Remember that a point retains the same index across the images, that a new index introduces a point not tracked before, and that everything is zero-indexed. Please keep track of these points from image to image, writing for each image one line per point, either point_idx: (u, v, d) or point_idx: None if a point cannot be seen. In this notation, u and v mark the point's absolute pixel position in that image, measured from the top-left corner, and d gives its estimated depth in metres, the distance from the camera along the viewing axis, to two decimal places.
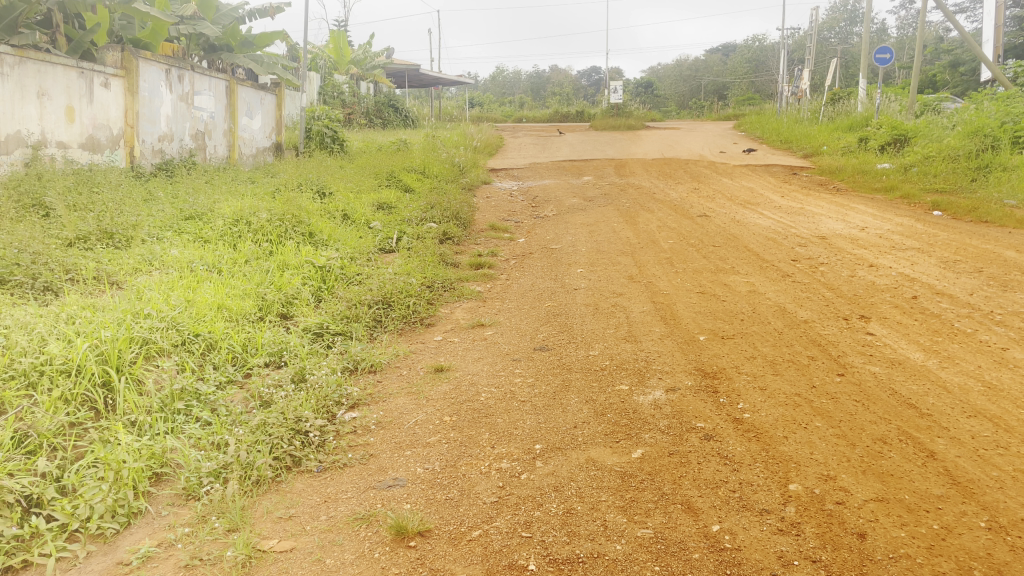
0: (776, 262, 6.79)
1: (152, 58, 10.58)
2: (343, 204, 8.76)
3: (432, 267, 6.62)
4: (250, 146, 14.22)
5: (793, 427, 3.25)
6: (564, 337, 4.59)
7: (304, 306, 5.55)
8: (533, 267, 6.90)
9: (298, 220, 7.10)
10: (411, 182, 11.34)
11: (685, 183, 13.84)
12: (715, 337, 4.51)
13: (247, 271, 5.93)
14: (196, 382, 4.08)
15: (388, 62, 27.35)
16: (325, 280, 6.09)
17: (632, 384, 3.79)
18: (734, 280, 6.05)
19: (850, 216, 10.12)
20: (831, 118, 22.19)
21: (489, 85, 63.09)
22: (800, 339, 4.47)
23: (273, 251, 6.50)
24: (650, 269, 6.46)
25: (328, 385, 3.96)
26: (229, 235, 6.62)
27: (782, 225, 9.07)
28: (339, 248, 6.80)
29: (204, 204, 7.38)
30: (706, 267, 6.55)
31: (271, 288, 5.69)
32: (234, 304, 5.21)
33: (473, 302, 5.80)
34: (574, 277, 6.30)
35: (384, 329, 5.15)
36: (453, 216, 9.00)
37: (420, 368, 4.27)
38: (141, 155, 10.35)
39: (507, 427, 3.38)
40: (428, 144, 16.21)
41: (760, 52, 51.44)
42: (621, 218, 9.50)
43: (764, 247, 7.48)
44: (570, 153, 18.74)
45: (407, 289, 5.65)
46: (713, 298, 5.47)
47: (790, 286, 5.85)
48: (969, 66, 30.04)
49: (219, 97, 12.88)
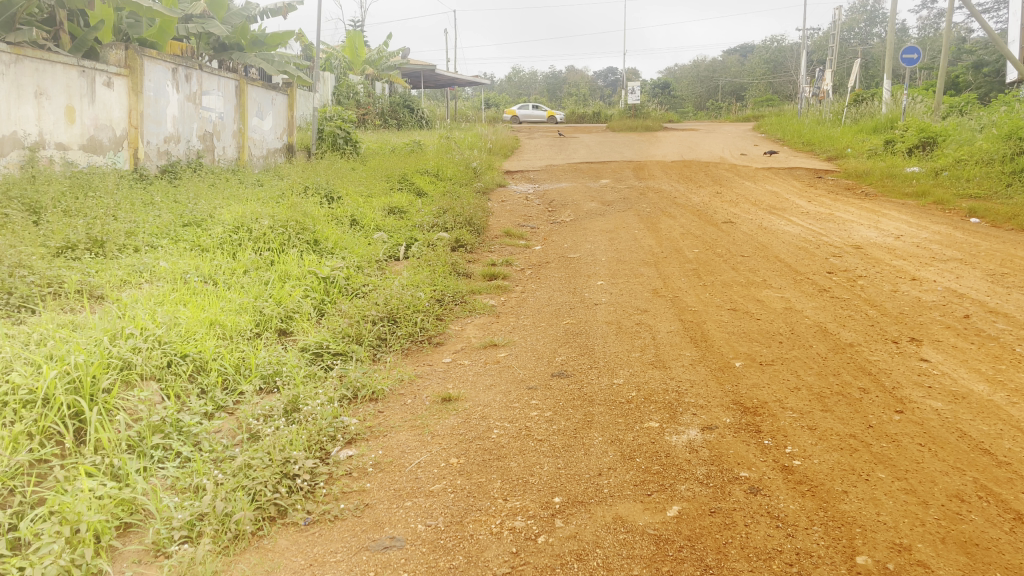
0: (811, 274, 6.34)
1: (158, 57, 10.26)
2: (352, 210, 8.39)
3: (442, 278, 6.22)
4: (261, 148, 13.90)
5: (851, 479, 2.82)
6: (584, 361, 4.17)
7: (304, 321, 5.19)
8: (550, 278, 6.49)
9: (303, 227, 6.72)
10: (423, 186, 10.96)
11: (707, 187, 13.38)
12: (752, 363, 4.08)
13: (244, 284, 5.56)
14: (178, 413, 3.70)
15: (403, 62, 27.02)
16: (328, 293, 5.73)
17: (663, 420, 3.36)
18: (768, 295, 5.61)
19: (883, 223, 9.62)
20: (854, 120, 21.64)
21: (505, 87, 62.81)
22: (847, 366, 4.03)
23: (274, 261, 6.13)
24: (676, 282, 6.03)
25: (323, 418, 3.57)
26: (229, 244, 6.25)
27: (812, 233, 8.61)
28: (345, 258, 6.42)
29: (204, 209, 7.03)
30: (736, 279, 6.11)
31: (269, 302, 5.31)
32: (228, 320, 4.85)
33: (486, 318, 5.40)
34: (595, 290, 5.88)
35: (389, 348, 4.76)
36: (466, 221, 8.61)
37: (426, 396, 3.86)
38: (145, 157, 10.02)
39: (521, 472, 2.97)
40: (442, 145, 15.85)
41: (779, 52, 50.86)
42: (642, 225, 9.07)
43: (797, 258, 7.03)
44: (588, 155, 18.30)
45: (415, 303, 5.26)
46: (746, 316, 5.03)
47: (829, 303, 5.40)
48: (994, 67, 29.32)
49: (229, 98, 12.55)
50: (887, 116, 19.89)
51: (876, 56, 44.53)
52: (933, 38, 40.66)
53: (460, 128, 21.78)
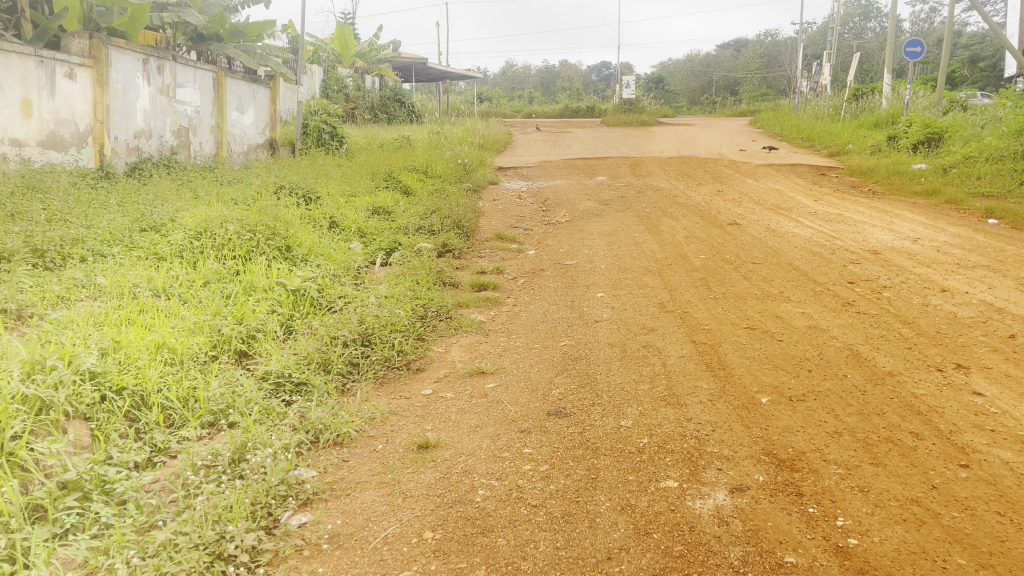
0: (831, 285, 5.77)
1: (126, 47, 9.60)
2: (332, 212, 7.77)
3: (425, 289, 5.63)
4: (241, 143, 13.25)
5: (925, 567, 2.25)
6: (586, 396, 3.59)
7: (268, 342, 4.60)
8: (545, 289, 5.90)
9: (274, 232, 6.12)
10: (411, 184, 10.35)
11: (707, 185, 12.81)
12: (780, 398, 3.51)
13: (202, 299, 4.96)
14: (101, 467, 3.12)
15: (394, 55, 26.31)
16: (298, 307, 5.15)
17: (682, 478, 2.78)
18: (787, 310, 5.03)
19: (897, 225, 9.06)
20: (854, 115, 21.15)
21: (498, 80, 62.07)
22: (890, 404, 3.46)
23: (239, 271, 5.52)
24: (684, 294, 5.45)
25: (272, 475, 2.97)
26: (190, 252, 5.63)
27: (824, 236, 8.04)
28: (319, 267, 5.83)
29: (166, 211, 6.40)
30: (750, 291, 5.54)
31: (228, 320, 4.72)
32: (179, 343, 4.27)
33: (473, 337, 4.81)
34: (595, 304, 5.29)
35: (362, 373, 4.16)
36: (454, 224, 8.03)
37: (400, 442, 3.27)
38: (113, 154, 9.39)
39: (511, 555, 2.39)
40: (432, 140, 15.24)
41: (773, 47, 50.40)
42: (643, 227, 8.48)
43: (813, 265, 6.46)
44: (582, 151, 17.71)
45: (394, 321, 4.66)
46: (767, 337, 4.45)
47: (855, 320, 4.84)
48: (990, 62, 28.89)
49: (205, 91, 11.90)
50: (888, 112, 19.38)
51: (871, 51, 44.11)
52: (927, 32, 40.22)
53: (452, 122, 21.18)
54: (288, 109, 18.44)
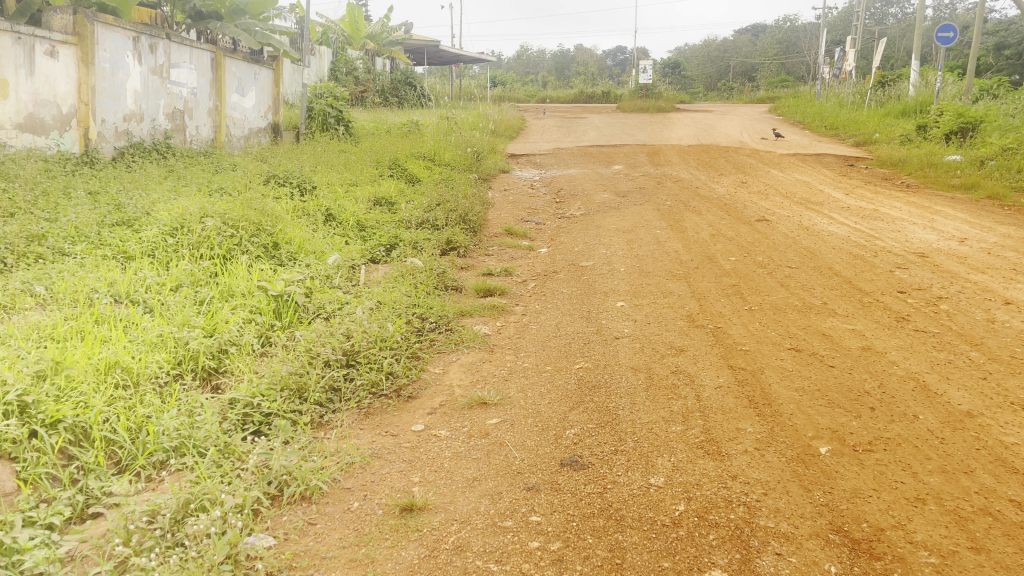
0: (880, 296, 5.13)
1: (114, 24, 9.01)
2: (328, 204, 7.18)
3: (424, 296, 5.04)
4: (241, 127, 12.67)
5: None
6: (606, 440, 2.99)
7: (242, 359, 4.04)
8: (558, 295, 5.29)
9: (259, 228, 5.55)
10: (416, 172, 9.74)
11: (730, 175, 12.14)
12: (843, 448, 2.90)
13: (170, 307, 4.38)
14: (9, 532, 2.52)
15: (405, 37, 25.62)
16: (280, 315, 4.59)
17: (731, 568, 2.19)
18: (835, 326, 4.40)
19: (939, 223, 8.39)
20: (880, 102, 20.34)
21: (512, 65, 61.14)
22: (978, 458, 2.83)
23: (216, 273, 4.94)
24: (715, 306, 4.83)
25: (215, 551, 2.38)
26: (163, 251, 5.04)
27: (862, 235, 7.39)
28: (306, 270, 5.25)
29: (142, 202, 5.81)
30: (789, 302, 4.91)
31: (197, 332, 4.14)
32: (137, 362, 3.71)
33: (475, 354, 4.22)
34: (614, 315, 4.67)
35: (344, 401, 3.58)
36: (459, 218, 7.43)
37: (378, 502, 2.68)
38: (100, 138, 8.85)
39: None
40: (442, 125, 14.60)
41: (793, 32, 49.31)
42: (664, 222, 7.85)
43: (855, 270, 5.83)
44: (597, 137, 17.02)
45: (386, 338, 4.07)
46: (816, 362, 3.83)
47: (915, 340, 4.21)
48: (1016, 50, 27.96)
49: (203, 72, 11.30)
50: (916, 100, 18.57)
51: (893, 38, 42.95)
52: (951, 18, 39.10)
53: (464, 107, 20.49)
54: (293, 92, 17.83)
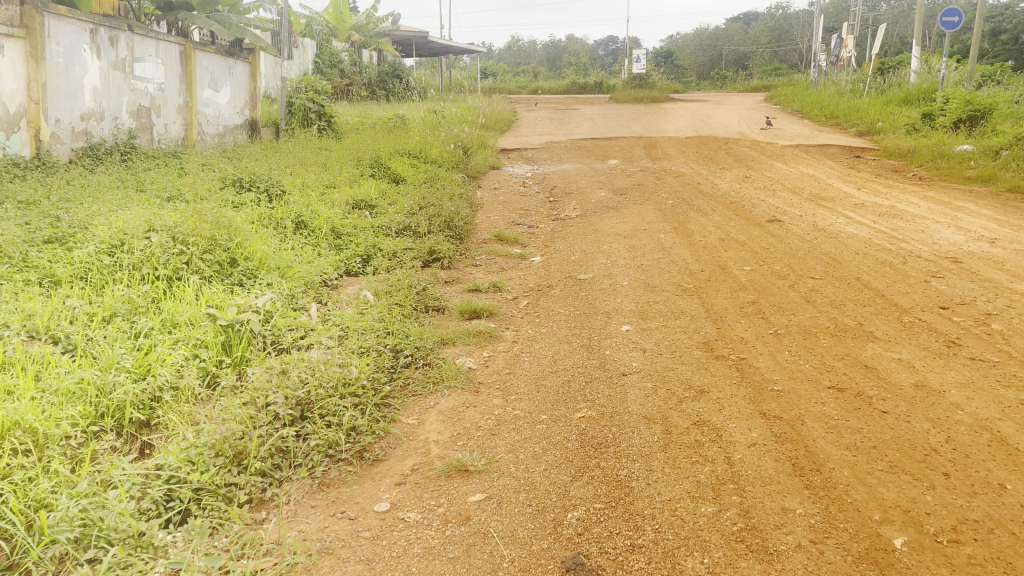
0: (921, 313, 4.48)
1: (67, 14, 8.29)
2: (299, 209, 6.51)
3: (400, 321, 4.38)
4: (216, 124, 11.97)
5: None
6: (618, 533, 2.34)
7: (177, 410, 3.38)
8: (554, 317, 4.65)
9: (213, 242, 4.88)
10: (400, 172, 9.07)
11: (732, 169, 11.49)
12: (922, 539, 2.27)
13: (97, 344, 3.72)
14: None
15: (393, 29, 24.84)
16: (229, 349, 3.93)
17: None
18: (878, 357, 3.75)
19: (963, 221, 7.75)
20: (881, 89, 19.68)
21: (502, 56, 60.31)
22: None
23: (159, 298, 4.28)
24: (736, 330, 4.19)
25: None
26: (97, 273, 4.38)
27: (885, 237, 6.75)
28: (265, 292, 4.59)
29: (81, 215, 5.14)
30: (819, 323, 4.27)
31: (124, 376, 3.48)
32: (41, 422, 3.06)
33: (457, 397, 3.56)
34: (619, 344, 4.03)
35: (294, 468, 2.93)
36: (444, 223, 6.78)
37: None
38: (53, 139, 8.17)
39: None
40: (429, 118, 13.90)
41: (785, 19, 48.64)
42: (667, 225, 7.20)
43: (886, 281, 5.19)
44: (591, 130, 16.34)
45: (348, 381, 3.40)
46: (865, 407, 3.18)
47: (974, 373, 3.57)
48: (1012, 34, 27.42)
49: (171, 66, 10.59)
50: (919, 86, 17.92)
51: (887, 24, 42.36)
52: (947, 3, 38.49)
53: (453, 99, 19.78)
54: (275, 86, 17.09)
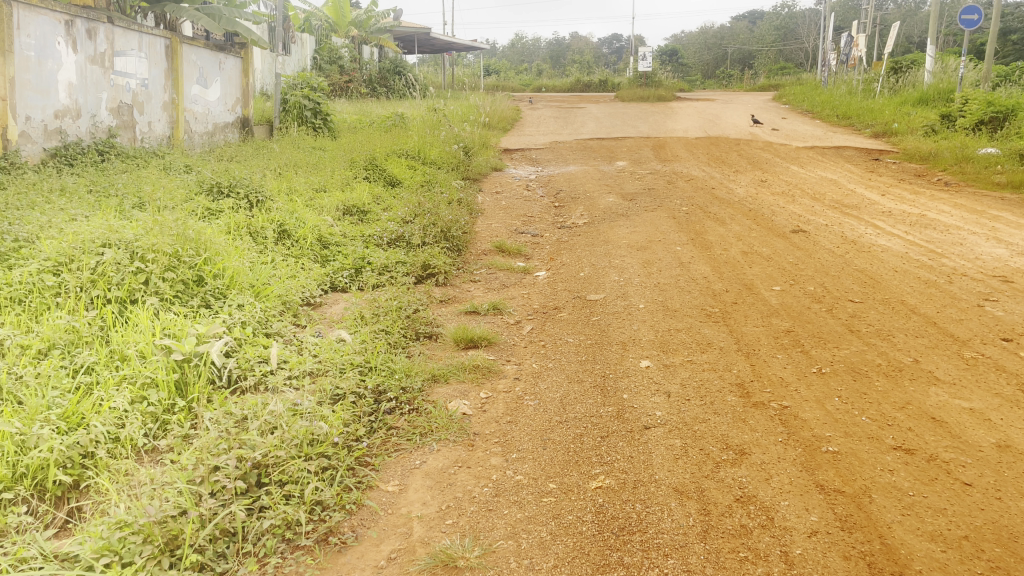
0: (983, 347, 3.89)
1: (38, 4, 7.69)
2: (282, 217, 5.93)
3: (385, 353, 3.81)
4: (205, 122, 11.41)
5: None
6: None
7: (110, 471, 2.81)
8: (563, 347, 4.08)
9: (176, 259, 4.31)
10: (396, 174, 8.49)
11: (747, 172, 10.89)
12: None
13: (24, 385, 3.16)
14: None
15: (394, 24, 24.21)
16: (182, 388, 3.35)
17: None
18: (947, 406, 3.17)
19: (1002, 232, 7.16)
20: (895, 88, 19.06)
21: (506, 53, 59.68)
22: None
23: (107, 326, 3.71)
24: (773, 368, 3.61)
25: None
26: (37, 297, 3.82)
27: (923, 252, 6.16)
28: (233, 315, 4.01)
29: (31, 227, 4.57)
30: (869, 360, 3.68)
31: (51, 426, 2.92)
32: None
33: (449, 454, 2.99)
34: (638, 385, 3.46)
35: (241, 557, 2.35)
36: (441, 233, 6.20)
37: None
38: (22, 138, 7.61)
39: None
40: (430, 116, 13.31)
41: (791, 18, 47.96)
42: (683, 235, 6.62)
43: (936, 305, 4.60)
44: (597, 129, 15.74)
45: (316, 437, 2.82)
46: (943, 479, 2.60)
47: None
48: None
49: (156, 61, 10.01)
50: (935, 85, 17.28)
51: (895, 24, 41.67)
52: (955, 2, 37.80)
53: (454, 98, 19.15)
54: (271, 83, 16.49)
